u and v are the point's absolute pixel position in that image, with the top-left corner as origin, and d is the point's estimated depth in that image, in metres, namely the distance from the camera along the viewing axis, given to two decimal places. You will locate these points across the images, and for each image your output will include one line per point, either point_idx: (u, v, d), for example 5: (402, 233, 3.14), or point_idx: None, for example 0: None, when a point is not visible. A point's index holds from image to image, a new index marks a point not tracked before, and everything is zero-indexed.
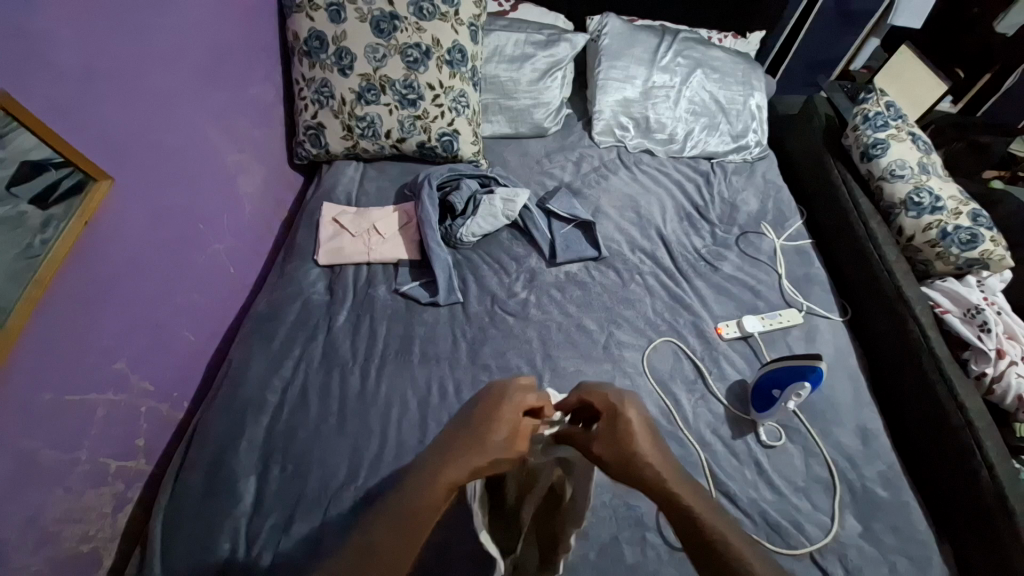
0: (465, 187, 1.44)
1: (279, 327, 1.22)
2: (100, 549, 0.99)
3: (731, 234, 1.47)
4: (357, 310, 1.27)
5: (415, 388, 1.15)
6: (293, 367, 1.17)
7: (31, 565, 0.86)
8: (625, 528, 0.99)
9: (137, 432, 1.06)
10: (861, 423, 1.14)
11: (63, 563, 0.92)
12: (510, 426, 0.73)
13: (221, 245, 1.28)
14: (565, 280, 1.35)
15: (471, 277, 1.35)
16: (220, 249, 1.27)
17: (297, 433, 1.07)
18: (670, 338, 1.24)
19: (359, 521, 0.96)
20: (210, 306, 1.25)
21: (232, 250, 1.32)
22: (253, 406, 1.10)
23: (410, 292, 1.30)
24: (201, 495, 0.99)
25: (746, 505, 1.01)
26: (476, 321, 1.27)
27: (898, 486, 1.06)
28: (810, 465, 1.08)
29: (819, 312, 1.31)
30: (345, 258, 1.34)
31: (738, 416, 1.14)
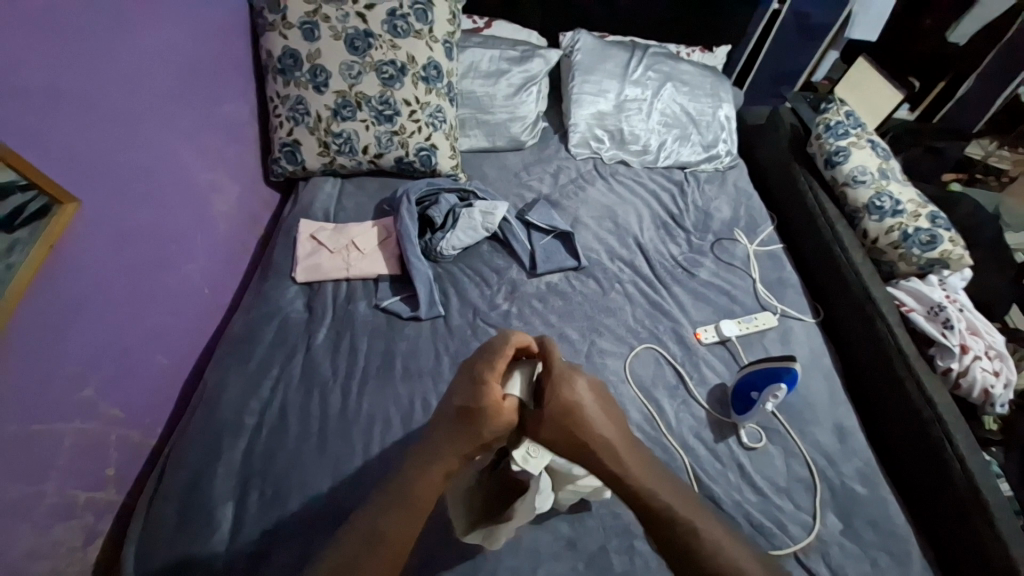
0: (443, 202, 1.44)
1: (257, 348, 1.20)
2: None
3: (705, 240, 1.51)
4: (337, 327, 1.26)
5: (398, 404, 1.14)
6: (271, 387, 1.14)
7: None
8: (614, 537, 0.99)
9: (108, 461, 1.02)
10: (838, 421, 1.17)
11: None
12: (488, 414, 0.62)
13: (194, 265, 1.25)
14: (546, 290, 1.36)
15: (453, 290, 1.35)
16: (194, 268, 1.25)
17: (276, 456, 1.04)
18: (651, 345, 1.26)
19: None
20: (184, 328, 1.22)
21: (207, 269, 1.30)
22: (230, 429, 1.07)
23: (391, 307, 1.29)
24: (176, 524, 0.96)
25: (730, 508, 1.02)
26: (458, 334, 1.26)
27: (875, 482, 1.08)
28: (790, 465, 1.10)
29: (792, 315, 1.35)
30: (324, 275, 1.33)
31: (719, 419, 1.15)
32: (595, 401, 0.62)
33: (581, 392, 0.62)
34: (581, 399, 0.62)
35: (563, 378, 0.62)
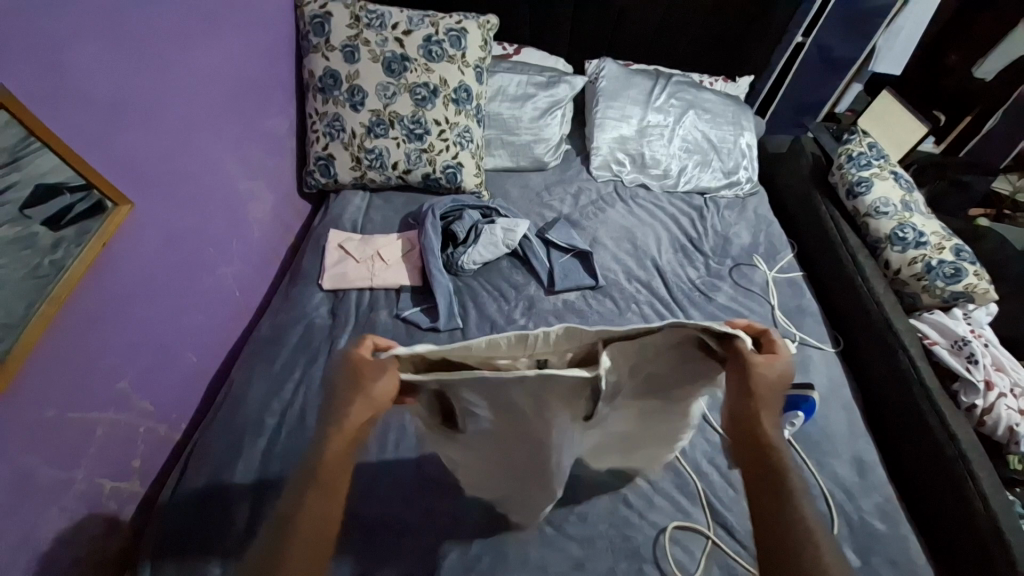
0: (467, 218, 1.49)
1: (281, 351, 1.24)
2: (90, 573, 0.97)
3: (724, 265, 1.52)
4: (358, 334, 1.30)
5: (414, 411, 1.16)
6: (292, 389, 1.18)
7: None
8: (621, 559, 0.98)
9: (135, 452, 1.06)
10: (857, 454, 1.14)
11: None
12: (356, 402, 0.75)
13: (229, 267, 1.32)
14: (563, 308, 1.38)
15: (471, 303, 1.38)
16: (229, 271, 1.31)
17: (293, 455, 1.07)
18: None
19: (354, 547, 0.96)
20: (215, 327, 1.27)
21: (241, 273, 1.36)
22: (251, 428, 1.11)
23: (412, 317, 1.33)
24: (195, 518, 0.99)
25: (745, 538, 1.02)
26: (475, 346, 1.29)
27: (895, 520, 1.05)
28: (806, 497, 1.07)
29: (811, 343, 1.33)
30: (349, 284, 1.38)
31: None
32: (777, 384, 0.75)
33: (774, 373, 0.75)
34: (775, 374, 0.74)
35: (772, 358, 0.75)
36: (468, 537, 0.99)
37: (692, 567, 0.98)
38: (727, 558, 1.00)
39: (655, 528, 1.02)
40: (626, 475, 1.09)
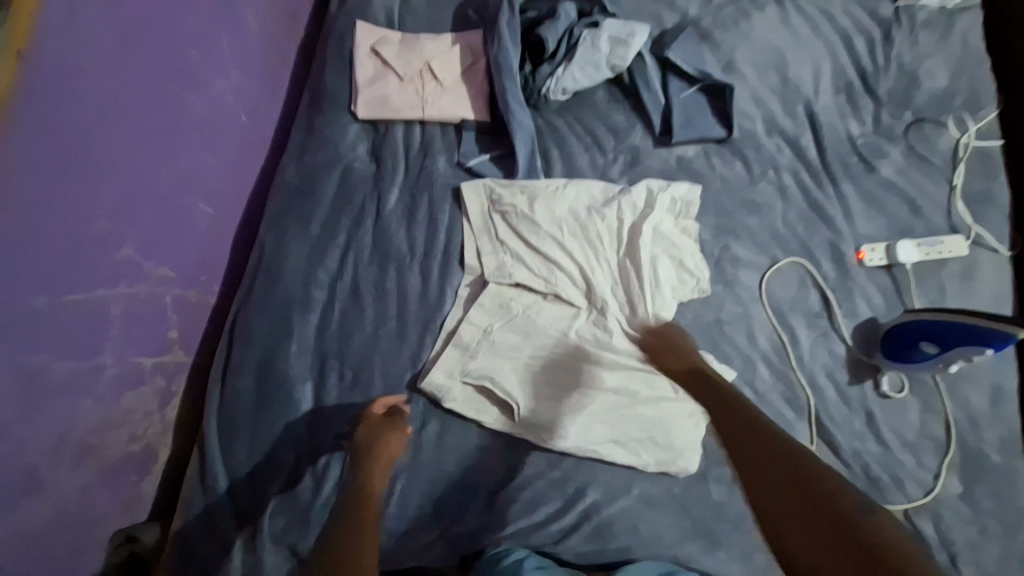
0: (561, 17, 1.04)
1: (318, 206, 0.98)
2: (153, 446, 0.90)
3: (901, 121, 1.16)
4: (412, 189, 1.00)
5: (497, 293, 0.96)
6: (339, 257, 0.96)
7: (77, 477, 0.77)
8: (715, 466, 0.93)
9: (168, 322, 0.91)
10: (998, 383, 1.03)
11: (113, 466, 0.83)
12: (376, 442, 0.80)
13: (224, 84, 0.96)
14: (676, 167, 1.07)
15: (557, 152, 1.05)
16: (225, 89, 0.96)
17: (352, 337, 0.94)
18: (799, 261, 1.05)
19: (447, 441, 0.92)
20: (224, 170, 0.99)
21: (242, 92, 1.00)
22: (296, 302, 0.93)
23: (479, 169, 1.01)
24: (254, 403, 0.89)
25: (848, 457, 0.97)
26: (569, 213, 0.99)
27: (1014, 452, 1.00)
28: (925, 422, 1.01)
29: (987, 244, 1.10)
30: (392, 112, 1.00)
31: (859, 359, 1.02)
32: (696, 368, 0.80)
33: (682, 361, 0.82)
34: (707, 368, 0.79)
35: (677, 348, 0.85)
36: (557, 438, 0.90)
37: None
38: None
39: None
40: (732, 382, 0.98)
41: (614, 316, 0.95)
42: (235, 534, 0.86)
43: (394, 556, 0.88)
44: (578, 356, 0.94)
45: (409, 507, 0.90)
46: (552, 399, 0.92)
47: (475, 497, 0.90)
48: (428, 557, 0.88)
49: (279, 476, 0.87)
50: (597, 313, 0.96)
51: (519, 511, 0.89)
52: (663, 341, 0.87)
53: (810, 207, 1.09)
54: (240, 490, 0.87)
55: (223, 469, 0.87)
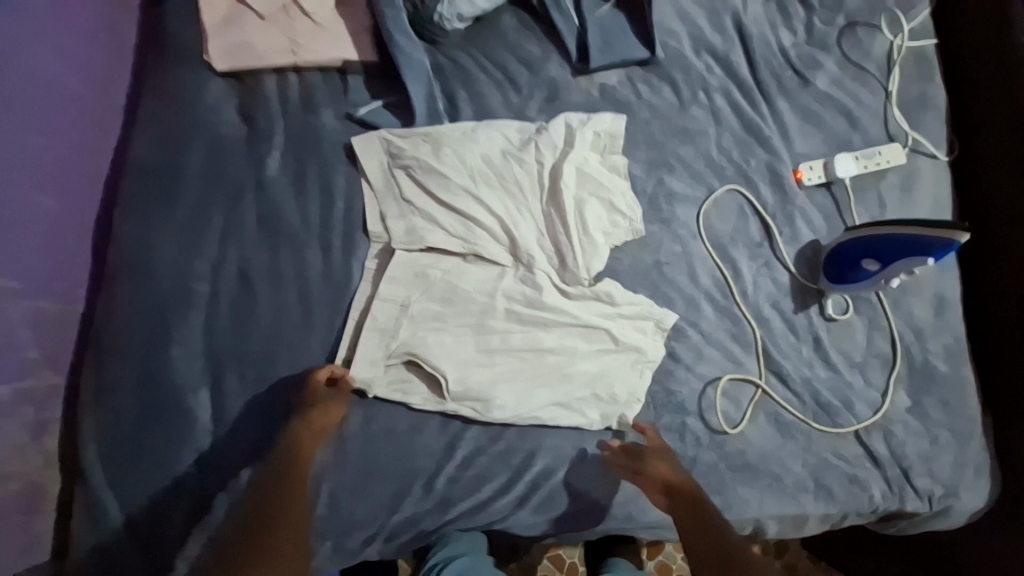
0: None
1: (185, 185, 0.84)
2: (35, 483, 0.78)
3: (834, 27, 1.09)
4: (297, 152, 0.86)
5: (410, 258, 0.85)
6: (220, 242, 0.84)
7: None
8: (665, 413, 0.90)
9: (24, 343, 0.77)
10: (941, 292, 1.01)
11: None
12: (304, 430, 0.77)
13: (36, 54, 0.82)
14: (599, 99, 0.96)
15: (464, 93, 0.93)
16: (32, 61, 0.81)
17: (250, 329, 0.82)
18: (737, 188, 0.98)
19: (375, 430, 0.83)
20: (63, 156, 0.85)
21: (61, 63, 0.85)
22: (174, 300, 0.81)
23: (373, 119, 0.88)
24: (141, 420, 0.79)
25: (798, 386, 0.94)
26: (483, 159, 0.88)
27: (960, 360, 1.00)
28: (872, 339, 0.99)
29: (923, 149, 1.06)
30: (256, 60, 0.86)
31: (804, 286, 0.98)
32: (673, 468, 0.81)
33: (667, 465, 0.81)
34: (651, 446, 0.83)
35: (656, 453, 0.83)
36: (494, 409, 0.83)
37: (738, 418, 0.92)
38: (776, 407, 0.93)
39: (703, 381, 0.92)
40: (676, 326, 0.92)
41: (543, 270, 0.87)
42: (142, 572, 0.77)
43: (332, 561, 0.81)
44: (507, 317, 0.85)
45: (341, 511, 0.80)
46: (485, 368, 0.84)
47: (413, 487, 0.82)
48: (371, 553, 0.82)
49: (183, 500, 0.78)
50: (523, 267, 0.87)
51: (462, 493, 0.82)
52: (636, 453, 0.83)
53: (745, 129, 1.01)
54: (138, 523, 0.77)
55: (116, 504, 0.77)
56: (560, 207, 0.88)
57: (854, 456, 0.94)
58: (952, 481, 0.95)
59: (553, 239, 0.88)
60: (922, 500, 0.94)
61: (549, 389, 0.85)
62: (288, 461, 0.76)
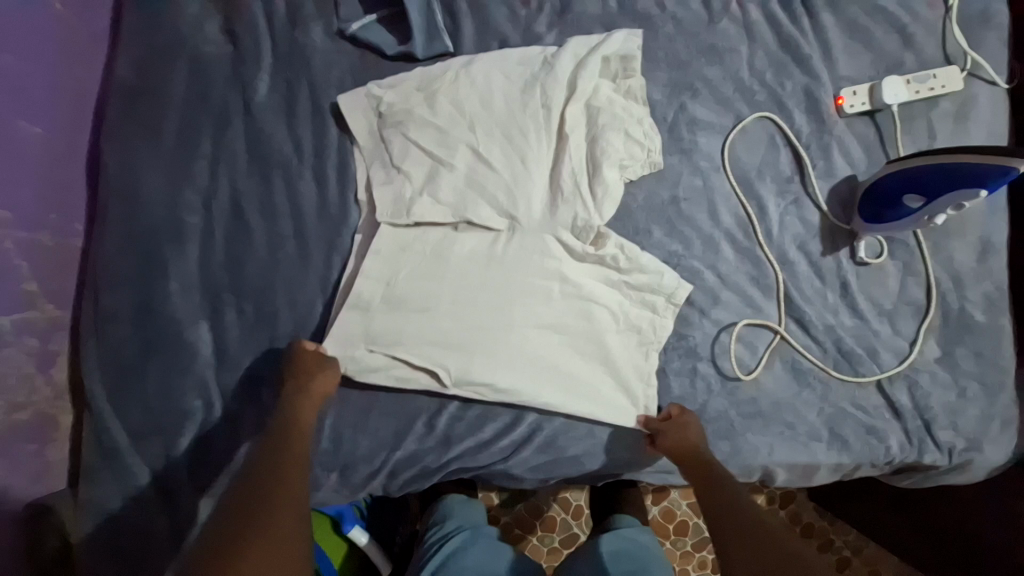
0: None
1: (168, 106, 0.78)
2: (44, 413, 0.79)
3: None
4: (284, 72, 0.80)
5: (396, 236, 0.80)
6: (208, 169, 0.78)
7: None
8: (674, 357, 0.86)
9: (17, 274, 0.75)
10: (986, 235, 0.93)
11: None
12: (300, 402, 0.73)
13: None
14: (616, 11, 0.86)
15: (465, 6, 0.84)
16: None
17: (244, 263, 0.79)
18: (768, 116, 0.88)
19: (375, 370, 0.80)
20: (44, 78, 0.79)
21: None
22: (167, 231, 0.78)
23: (365, 35, 0.80)
24: (142, 353, 0.78)
25: (820, 334, 0.89)
26: (484, 92, 0.81)
27: (999, 309, 0.93)
28: (904, 285, 0.92)
29: (983, 73, 0.93)
30: None
31: (834, 227, 0.90)
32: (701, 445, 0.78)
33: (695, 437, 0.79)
34: (683, 422, 0.80)
35: (686, 427, 0.79)
36: (494, 385, 0.80)
37: (752, 365, 0.87)
38: (794, 353, 0.88)
39: (717, 326, 0.87)
40: (691, 268, 0.86)
41: (557, 231, 0.81)
42: (162, 519, 0.77)
43: (336, 492, 0.82)
44: (508, 284, 0.81)
45: (343, 446, 0.80)
46: (486, 328, 0.80)
47: (414, 425, 0.81)
48: (374, 487, 0.83)
49: (193, 444, 0.78)
50: (529, 216, 0.81)
51: (464, 432, 0.81)
52: (670, 427, 0.80)
53: (782, 48, 0.90)
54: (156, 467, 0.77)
55: (129, 443, 0.77)
56: (571, 150, 0.81)
57: (873, 407, 0.89)
58: (977, 435, 0.90)
59: (556, 189, 0.81)
60: (943, 454, 0.89)
61: (557, 371, 0.81)
62: (286, 432, 0.70)
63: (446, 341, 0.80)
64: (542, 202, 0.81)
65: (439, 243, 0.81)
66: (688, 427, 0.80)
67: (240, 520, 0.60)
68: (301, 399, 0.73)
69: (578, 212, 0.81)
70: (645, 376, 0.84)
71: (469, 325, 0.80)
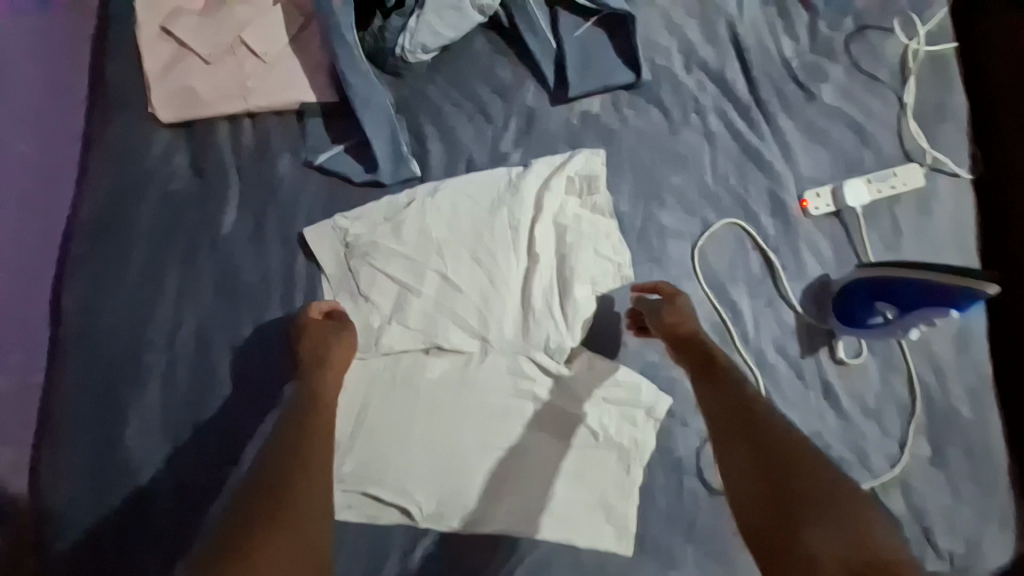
0: None
1: (133, 243, 0.77)
2: None
3: (840, 32, 0.99)
4: (252, 204, 0.80)
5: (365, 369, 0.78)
6: (172, 303, 0.77)
7: None
8: (659, 473, 0.81)
9: None
10: (963, 324, 0.93)
11: None
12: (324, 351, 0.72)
13: None
14: (580, 127, 0.88)
15: (432, 130, 0.85)
16: None
17: (207, 397, 0.75)
18: (737, 223, 0.89)
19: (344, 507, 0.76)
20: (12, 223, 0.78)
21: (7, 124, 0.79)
22: (128, 370, 0.75)
23: (333, 166, 0.81)
24: (93, 503, 0.71)
25: (806, 438, 0.86)
26: (451, 220, 0.82)
27: (985, 402, 0.91)
28: (881, 379, 0.91)
29: (942, 167, 0.95)
30: (202, 108, 0.79)
31: (811, 327, 0.90)
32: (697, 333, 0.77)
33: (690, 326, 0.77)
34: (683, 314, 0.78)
35: (680, 317, 0.77)
36: (479, 521, 0.76)
37: None
38: None
39: (700, 435, 0.83)
40: (670, 376, 0.84)
41: (529, 357, 0.81)
42: None
43: None
44: (482, 413, 0.79)
45: None
46: (462, 457, 0.77)
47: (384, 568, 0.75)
48: None
49: None
50: (500, 342, 0.81)
51: None
52: (664, 308, 0.78)
53: (744, 153, 0.92)
54: (102, 536, 0.70)
55: None
56: (540, 275, 0.82)
57: None
58: (978, 539, 0.86)
59: (526, 314, 0.81)
60: (945, 561, 0.85)
61: (537, 498, 0.77)
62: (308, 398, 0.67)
63: (422, 472, 0.76)
64: (513, 326, 0.81)
65: (410, 369, 0.79)
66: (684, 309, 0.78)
67: (260, 483, 0.57)
68: (323, 382, 0.70)
69: (551, 337, 0.81)
70: (626, 495, 0.79)
71: (445, 453, 0.77)
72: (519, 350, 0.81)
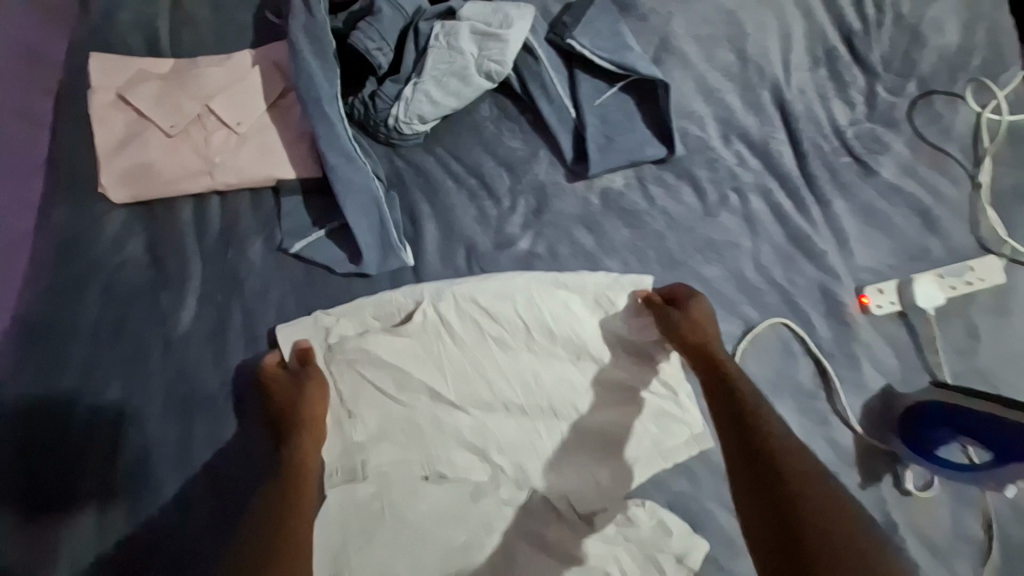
0: (388, 15, 0.71)
1: (72, 341, 0.66)
2: None
3: (901, 98, 0.86)
4: (212, 295, 0.68)
5: (347, 504, 0.64)
6: (112, 415, 0.64)
7: None
8: None
9: None
10: None
11: None
12: (284, 385, 0.65)
13: None
14: (599, 208, 0.76)
15: (428, 210, 0.74)
16: None
17: (143, 536, 0.61)
18: (783, 321, 0.76)
19: None
20: None
21: None
22: (50, 503, 0.62)
23: (312, 254, 0.70)
24: None
25: None
26: (459, 322, 0.70)
27: None
28: (954, 517, 0.75)
29: None
30: (160, 184, 0.69)
31: (869, 448, 0.76)
32: (716, 338, 0.69)
33: (709, 333, 0.69)
34: (702, 319, 0.69)
35: (699, 322, 0.69)
36: None
37: None
38: None
39: None
40: (703, 509, 0.70)
41: (538, 489, 0.68)
42: None
43: None
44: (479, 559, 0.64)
45: None
46: None
47: None
48: None
49: None
50: (512, 469, 0.68)
51: None
52: (680, 312, 0.70)
53: (789, 240, 0.79)
54: None
55: None
56: (562, 389, 0.70)
57: None
58: None
59: (542, 434, 0.69)
60: None
61: None
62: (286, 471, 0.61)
63: None
64: (528, 448, 0.69)
65: (402, 502, 0.65)
66: (705, 317, 0.70)
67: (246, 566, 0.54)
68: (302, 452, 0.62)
69: (571, 467, 0.69)
70: None
71: None
72: (529, 479, 0.68)
